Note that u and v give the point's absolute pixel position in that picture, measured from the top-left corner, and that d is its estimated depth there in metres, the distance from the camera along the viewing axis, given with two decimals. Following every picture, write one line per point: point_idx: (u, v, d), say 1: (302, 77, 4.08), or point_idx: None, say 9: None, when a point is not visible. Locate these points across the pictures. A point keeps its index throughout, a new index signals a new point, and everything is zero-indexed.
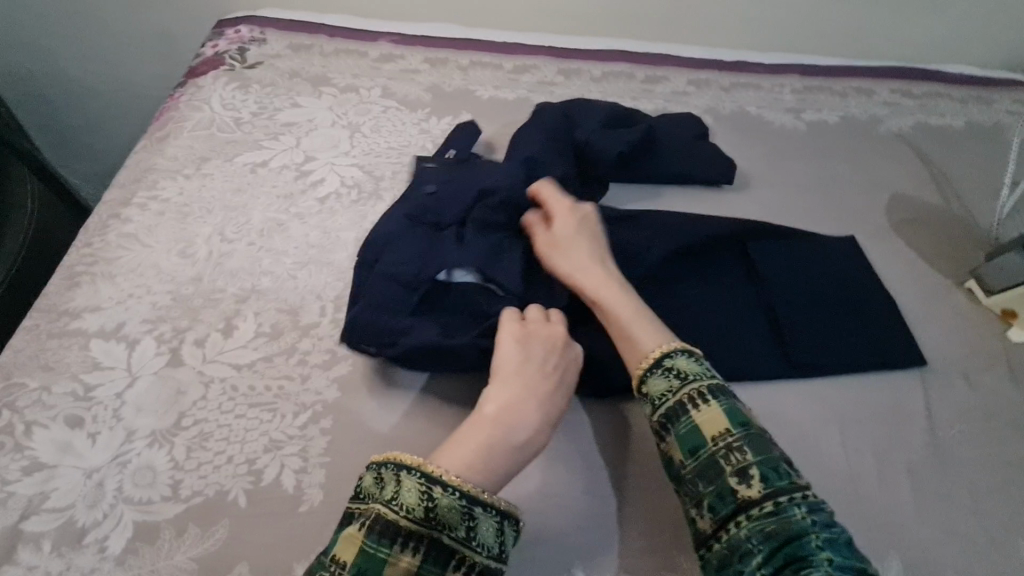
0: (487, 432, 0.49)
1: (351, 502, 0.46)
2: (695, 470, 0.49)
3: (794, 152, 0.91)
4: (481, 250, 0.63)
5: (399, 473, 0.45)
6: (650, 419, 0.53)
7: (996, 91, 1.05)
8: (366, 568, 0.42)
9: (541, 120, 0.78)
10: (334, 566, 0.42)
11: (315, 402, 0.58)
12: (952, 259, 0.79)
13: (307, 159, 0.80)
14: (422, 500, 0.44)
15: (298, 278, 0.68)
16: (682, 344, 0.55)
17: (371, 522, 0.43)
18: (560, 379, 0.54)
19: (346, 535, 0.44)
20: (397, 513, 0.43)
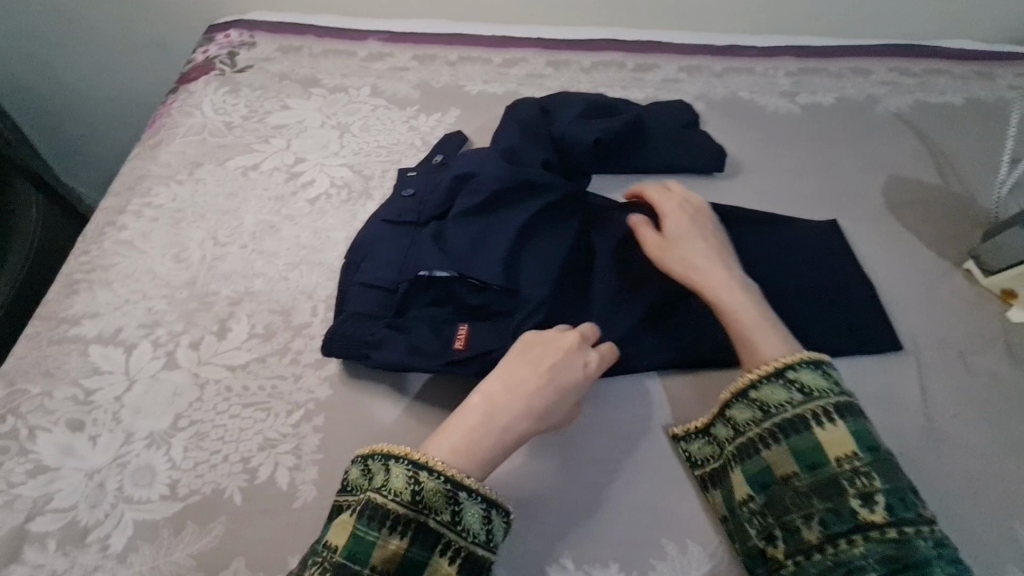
0: (474, 419, 0.50)
1: (345, 493, 0.47)
2: (810, 484, 0.49)
3: (786, 137, 0.90)
4: (453, 255, 0.64)
5: (389, 461, 0.47)
6: (759, 428, 0.53)
7: (997, 66, 1.02)
8: (357, 551, 0.43)
9: (517, 114, 0.77)
10: (327, 551, 0.44)
11: (308, 401, 0.59)
12: (949, 240, 0.78)
13: (297, 161, 0.81)
14: (409, 484, 0.46)
15: (290, 279, 0.68)
16: (812, 356, 0.54)
17: (361, 507, 0.45)
18: (559, 365, 0.53)
19: (338, 522, 0.45)
20: (387, 498, 0.45)
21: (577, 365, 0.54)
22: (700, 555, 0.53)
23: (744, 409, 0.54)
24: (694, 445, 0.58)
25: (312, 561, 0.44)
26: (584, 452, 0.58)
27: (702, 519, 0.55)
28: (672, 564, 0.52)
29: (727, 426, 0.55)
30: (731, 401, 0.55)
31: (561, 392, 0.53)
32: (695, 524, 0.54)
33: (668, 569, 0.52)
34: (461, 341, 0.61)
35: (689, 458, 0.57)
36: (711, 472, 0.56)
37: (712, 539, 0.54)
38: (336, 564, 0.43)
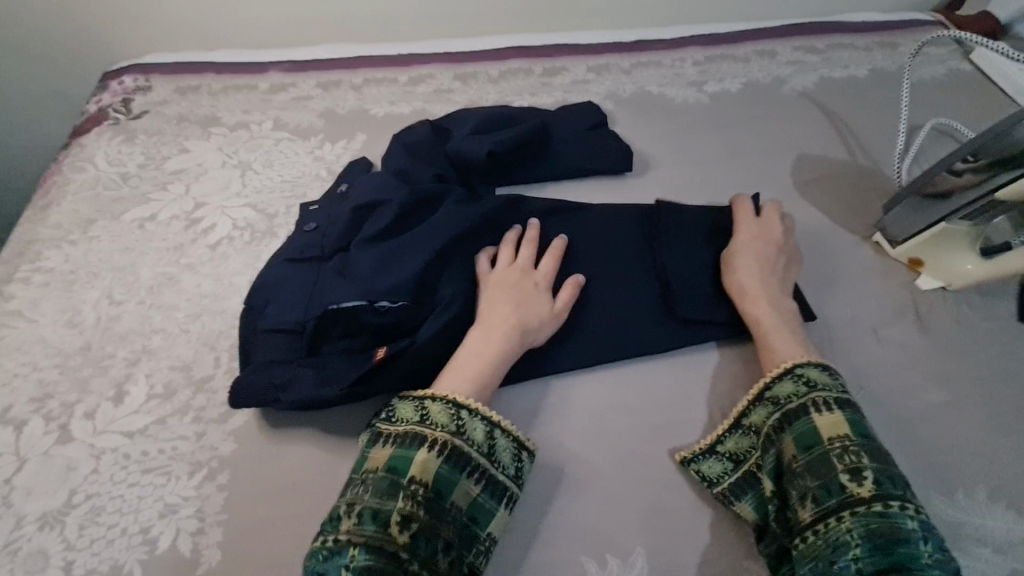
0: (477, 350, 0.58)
1: (424, 426, 0.50)
2: (806, 463, 0.49)
3: (696, 127, 0.90)
4: (360, 283, 0.62)
5: (465, 410, 0.52)
6: (769, 421, 0.54)
7: (898, 35, 1.04)
8: (445, 488, 0.48)
9: (405, 137, 0.77)
10: (416, 485, 0.47)
11: (211, 459, 0.57)
12: (857, 214, 0.79)
13: (197, 206, 0.78)
14: (488, 438, 0.52)
15: (191, 331, 0.66)
16: (820, 359, 0.56)
17: (448, 452, 0.49)
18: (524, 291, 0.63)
19: (421, 457, 0.48)
20: (471, 447, 0.50)
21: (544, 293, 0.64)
22: (618, 567, 0.52)
23: (759, 407, 0.55)
24: (706, 464, 0.56)
25: (400, 492, 0.47)
26: None
27: (622, 530, 0.54)
28: None
29: (749, 435, 0.56)
30: (747, 407, 0.56)
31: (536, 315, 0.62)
32: (614, 536, 0.54)
33: None
34: (378, 360, 0.58)
35: (704, 478, 0.56)
36: (732, 487, 0.55)
37: (630, 550, 0.53)
38: (428, 500, 0.47)
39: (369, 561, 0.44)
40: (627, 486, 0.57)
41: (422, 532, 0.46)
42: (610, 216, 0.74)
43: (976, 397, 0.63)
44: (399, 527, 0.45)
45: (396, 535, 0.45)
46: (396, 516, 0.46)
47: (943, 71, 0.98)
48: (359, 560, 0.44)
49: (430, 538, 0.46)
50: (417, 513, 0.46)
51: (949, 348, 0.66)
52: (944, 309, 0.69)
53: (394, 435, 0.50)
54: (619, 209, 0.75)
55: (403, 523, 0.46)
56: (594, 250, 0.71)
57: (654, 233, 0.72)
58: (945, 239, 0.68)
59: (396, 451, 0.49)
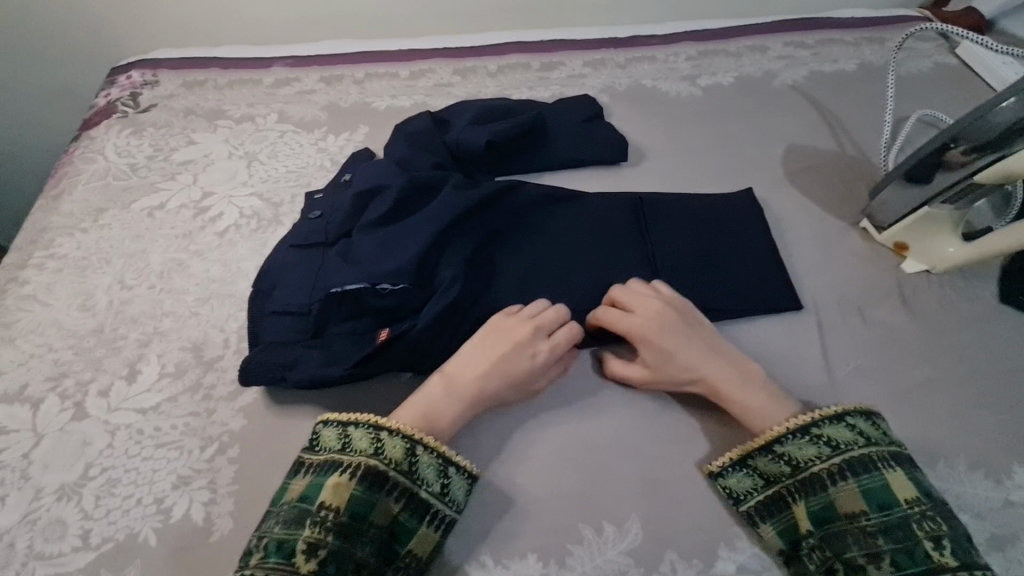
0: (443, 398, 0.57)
1: (342, 452, 0.51)
2: (879, 524, 0.48)
3: (689, 119, 0.93)
4: (363, 267, 0.64)
5: (384, 433, 0.52)
6: (823, 464, 0.52)
7: (886, 30, 1.07)
8: (357, 512, 0.48)
9: (406, 128, 0.79)
10: (325, 511, 0.48)
11: (221, 434, 0.59)
12: (846, 202, 0.81)
13: (204, 195, 0.81)
14: (406, 455, 0.52)
15: (200, 314, 0.68)
16: (862, 406, 0.55)
17: (360, 474, 0.50)
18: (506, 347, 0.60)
19: (333, 483, 0.49)
20: (387, 466, 0.51)
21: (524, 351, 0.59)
22: (614, 535, 0.55)
23: (804, 444, 0.54)
24: (733, 479, 0.56)
25: (307, 520, 0.48)
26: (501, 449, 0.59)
27: (617, 500, 0.56)
28: (586, 547, 0.54)
29: (780, 462, 0.54)
30: (786, 436, 0.54)
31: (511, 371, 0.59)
32: (610, 505, 0.56)
33: (585, 554, 0.54)
34: (381, 340, 0.61)
35: (731, 494, 0.56)
36: (758, 507, 0.54)
37: (626, 518, 0.55)
38: (337, 525, 0.48)
39: None
40: (623, 459, 0.59)
41: (329, 557, 0.46)
42: (607, 206, 0.77)
43: (959, 374, 0.65)
44: (306, 555, 0.46)
45: (301, 563, 0.46)
46: (302, 545, 0.47)
47: (929, 65, 1.00)
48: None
49: (342, 563, 0.47)
50: (325, 538, 0.47)
51: (932, 329, 0.69)
52: (928, 292, 0.72)
53: (316, 463, 0.52)
54: (615, 199, 0.78)
55: (310, 550, 0.47)
56: (591, 238, 0.74)
57: (647, 225, 0.75)
58: (928, 223, 0.71)
59: (311, 479, 0.50)
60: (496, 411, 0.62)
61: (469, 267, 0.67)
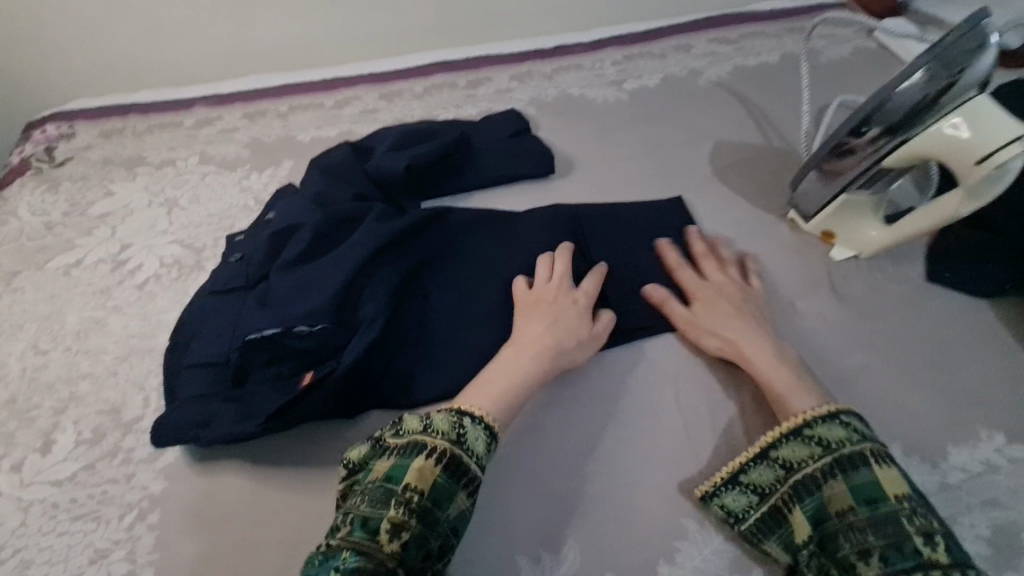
0: (509, 374, 0.58)
1: (427, 434, 0.51)
2: (868, 520, 0.46)
3: (617, 125, 0.93)
4: (280, 310, 0.63)
5: (467, 419, 0.53)
6: (818, 462, 0.51)
7: (806, 19, 1.08)
8: (440, 498, 0.48)
9: (325, 161, 0.78)
10: (411, 492, 0.47)
11: (141, 499, 0.57)
12: (774, 195, 0.82)
13: (123, 247, 0.78)
14: (485, 450, 0.52)
15: (119, 373, 0.66)
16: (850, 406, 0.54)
17: (445, 460, 0.49)
18: (555, 313, 0.64)
19: (418, 464, 0.48)
20: (469, 457, 0.51)
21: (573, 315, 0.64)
22: (550, 561, 0.53)
23: (800, 445, 0.53)
24: (730, 497, 0.54)
25: (393, 499, 0.47)
26: None
27: (551, 523, 0.55)
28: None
29: (776, 467, 0.53)
30: (779, 440, 0.54)
31: (567, 338, 0.62)
32: (544, 530, 0.55)
33: None
34: (304, 383, 0.59)
35: (729, 513, 0.54)
36: (759, 523, 0.52)
37: (561, 542, 0.54)
38: (420, 508, 0.47)
39: (360, 564, 0.43)
40: (564, 481, 0.58)
41: (412, 540, 0.45)
42: (534, 223, 0.77)
43: (891, 359, 0.65)
44: (390, 535, 0.45)
45: (385, 542, 0.44)
46: (387, 523, 0.45)
47: (849, 50, 1.02)
48: (349, 562, 0.43)
49: (421, 547, 0.46)
50: (409, 519, 0.46)
51: (863, 315, 0.69)
52: (857, 278, 0.72)
53: (399, 447, 0.51)
54: (543, 215, 0.78)
55: (395, 529, 0.45)
56: (519, 256, 0.73)
57: (577, 238, 0.75)
58: (850, 210, 0.71)
59: (397, 459, 0.49)
60: None
61: (393, 299, 0.66)
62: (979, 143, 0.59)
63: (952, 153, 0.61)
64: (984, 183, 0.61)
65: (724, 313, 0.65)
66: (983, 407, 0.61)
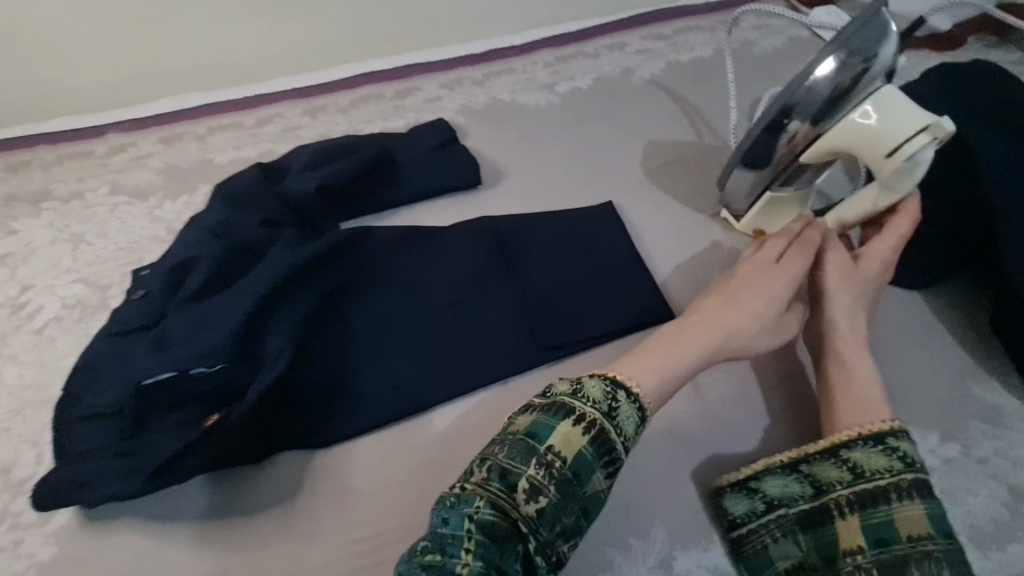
0: (668, 348, 0.54)
1: (576, 399, 0.48)
2: (945, 553, 0.44)
3: (549, 130, 0.90)
4: (177, 350, 0.58)
5: (620, 392, 0.49)
6: (899, 475, 0.48)
7: (741, 10, 1.06)
8: (581, 471, 0.45)
9: (229, 186, 0.72)
10: (552, 456, 0.45)
11: (28, 568, 0.53)
12: (705, 195, 0.80)
13: (23, 289, 0.73)
14: (632, 430, 0.49)
15: (11, 428, 0.61)
16: None
17: (593, 430, 0.46)
18: (744, 284, 0.59)
19: (564, 429, 0.46)
20: (615, 433, 0.47)
21: (756, 288, 0.58)
22: None
23: (879, 452, 0.49)
24: (774, 484, 0.53)
25: (532, 459, 0.45)
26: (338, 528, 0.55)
27: None
28: None
29: (842, 468, 0.50)
30: (855, 441, 0.51)
31: (758, 308, 0.57)
32: None
33: None
34: (209, 426, 0.56)
35: (770, 499, 0.52)
36: (803, 513, 0.51)
37: None
38: (560, 475, 0.44)
39: (493, 518, 0.42)
40: None
41: (549, 507, 0.44)
42: (457, 240, 0.74)
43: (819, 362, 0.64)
44: (526, 496, 0.44)
45: (523, 502, 0.43)
46: (525, 483, 0.44)
47: (783, 41, 1.01)
48: (483, 512, 0.43)
49: (555, 519, 0.44)
50: (547, 485, 0.44)
51: None
52: None
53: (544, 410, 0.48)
54: (467, 232, 0.75)
55: (530, 493, 0.44)
56: (440, 276, 0.71)
57: (501, 254, 0.73)
58: (776, 207, 0.71)
59: (542, 420, 0.47)
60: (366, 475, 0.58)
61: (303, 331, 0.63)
62: (888, 133, 0.57)
63: (863, 143, 0.59)
64: (898, 175, 0.59)
65: (838, 297, 0.59)
66: (914, 407, 0.59)
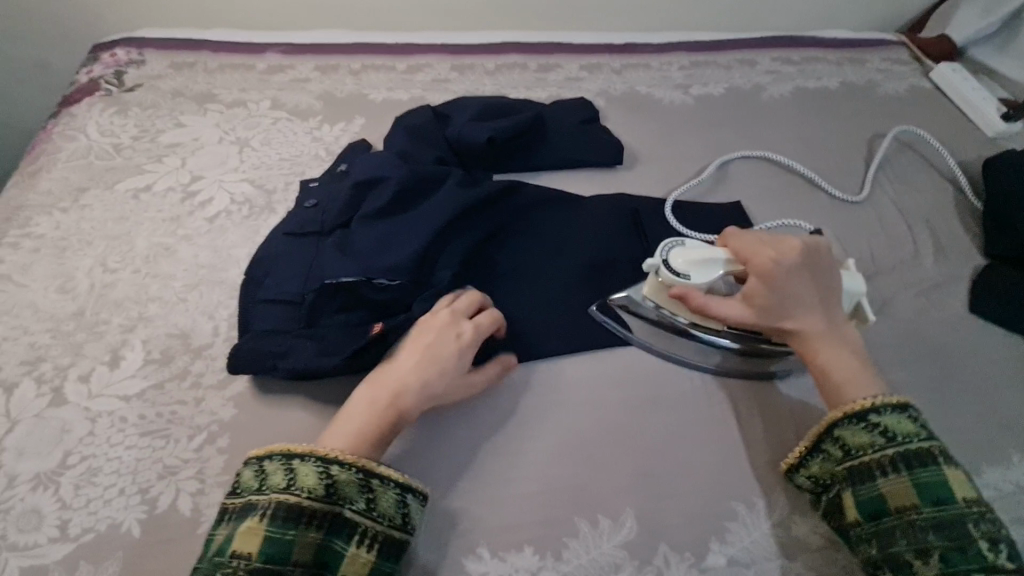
0: (373, 407, 0.53)
1: (259, 491, 0.48)
2: (932, 520, 0.48)
3: (682, 127, 0.95)
4: (361, 259, 0.64)
5: (296, 460, 0.48)
6: (878, 451, 0.52)
7: (868, 52, 1.11)
8: (274, 551, 0.45)
9: (406, 121, 0.79)
10: (238, 560, 0.44)
11: (210, 423, 0.58)
12: (827, 211, 0.85)
13: (194, 178, 0.78)
14: (321, 480, 0.48)
15: (188, 300, 0.66)
16: (894, 397, 0.53)
17: (271, 511, 0.46)
18: (431, 340, 0.57)
19: (244, 527, 0.46)
20: (305, 496, 0.47)
21: (428, 338, 0.57)
22: (610, 528, 0.55)
23: (862, 429, 0.53)
24: (811, 458, 0.55)
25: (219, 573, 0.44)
26: (489, 436, 0.59)
27: (611, 493, 0.57)
28: (582, 540, 0.54)
29: (832, 446, 0.54)
30: (841, 419, 0.53)
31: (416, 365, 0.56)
32: (604, 499, 0.56)
33: (580, 546, 0.54)
34: (375, 333, 0.58)
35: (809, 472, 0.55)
36: (824, 487, 0.55)
37: (621, 511, 0.56)
38: (252, 569, 0.44)
39: None
40: (620, 456, 0.59)
41: None
42: (603, 208, 0.79)
43: (933, 378, 0.69)
44: None
45: None
46: None
47: (905, 87, 1.06)
48: None
49: None
50: None
51: (910, 335, 0.72)
52: (907, 303, 0.75)
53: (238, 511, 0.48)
54: (610, 204, 0.79)
55: None
56: (587, 236, 0.75)
57: (637, 230, 0.77)
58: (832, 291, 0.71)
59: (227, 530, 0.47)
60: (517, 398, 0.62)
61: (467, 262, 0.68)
62: None
63: None
64: None
65: (795, 296, 0.58)
66: (1017, 434, 0.65)
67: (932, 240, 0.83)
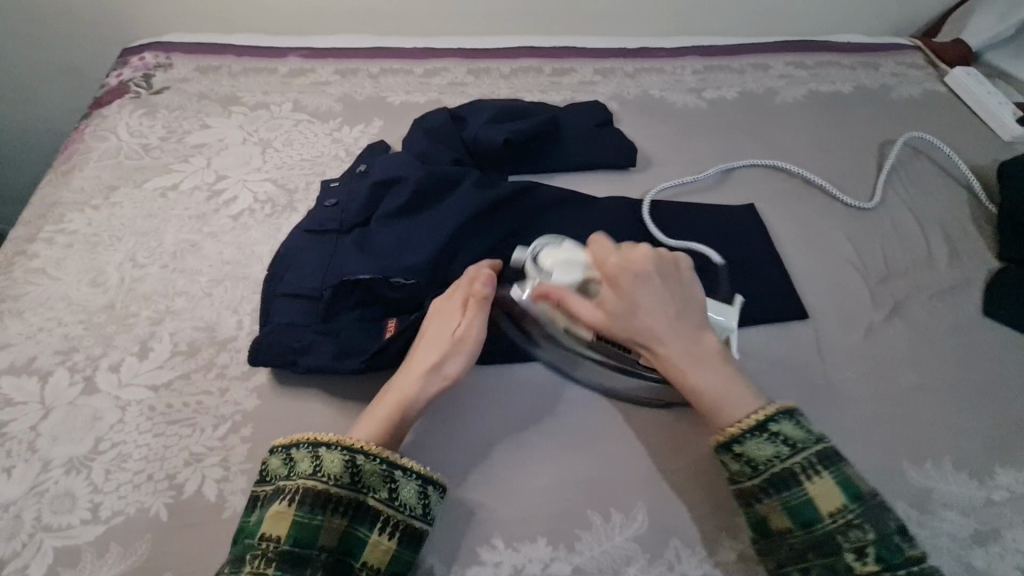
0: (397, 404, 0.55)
1: (287, 478, 0.50)
2: (805, 540, 0.49)
3: (695, 131, 0.96)
4: (379, 257, 0.66)
5: (322, 448, 0.50)
6: (748, 481, 0.51)
7: (882, 56, 1.12)
8: (300, 536, 0.47)
9: (426, 123, 0.82)
10: (266, 542, 0.46)
11: (234, 413, 0.60)
12: (839, 214, 0.86)
13: (218, 178, 0.81)
14: (347, 468, 0.50)
15: (213, 295, 0.68)
16: (780, 405, 0.52)
17: (300, 496, 0.48)
18: (439, 329, 0.59)
19: (273, 512, 0.48)
20: (329, 483, 0.49)
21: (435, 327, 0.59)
22: (622, 522, 0.56)
23: (731, 461, 0.52)
24: None
25: (247, 556, 0.46)
26: (501, 430, 0.61)
27: (623, 487, 0.57)
28: (595, 533, 0.55)
29: None
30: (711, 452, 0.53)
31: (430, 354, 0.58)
32: (614, 493, 0.57)
33: (592, 539, 0.55)
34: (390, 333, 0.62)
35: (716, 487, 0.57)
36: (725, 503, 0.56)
37: (633, 506, 0.56)
38: (277, 553, 0.46)
39: None
40: (629, 452, 0.60)
41: None
42: (615, 209, 0.80)
43: (944, 380, 0.69)
44: None
45: None
46: None
47: (919, 91, 1.06)
48: None
49: None
50: (269, 566, 0.45)
51: (922, 336, 0.73)
52: (919, 305, 0.76)
53: (265, 495, 0.50)
54: (623, 205, 0.80)
55: None
56: (600, 236, 0.76)
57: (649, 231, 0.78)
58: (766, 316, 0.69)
59: (257, 512, 0.49)
60: (529, 392, 0.63)
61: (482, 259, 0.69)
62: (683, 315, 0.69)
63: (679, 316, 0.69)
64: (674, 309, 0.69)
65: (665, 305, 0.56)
66: None
67: (945, 244, 0.83)
